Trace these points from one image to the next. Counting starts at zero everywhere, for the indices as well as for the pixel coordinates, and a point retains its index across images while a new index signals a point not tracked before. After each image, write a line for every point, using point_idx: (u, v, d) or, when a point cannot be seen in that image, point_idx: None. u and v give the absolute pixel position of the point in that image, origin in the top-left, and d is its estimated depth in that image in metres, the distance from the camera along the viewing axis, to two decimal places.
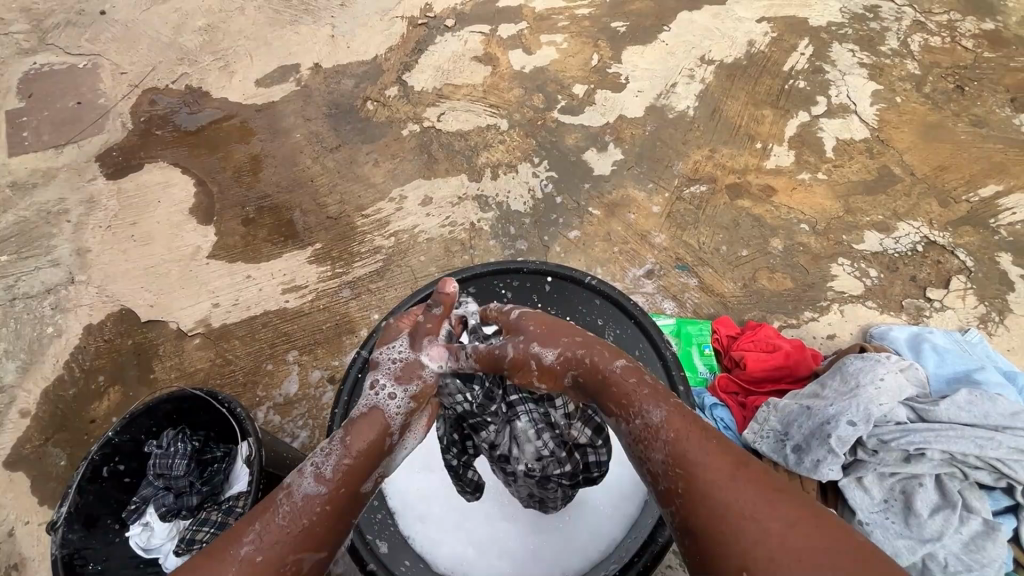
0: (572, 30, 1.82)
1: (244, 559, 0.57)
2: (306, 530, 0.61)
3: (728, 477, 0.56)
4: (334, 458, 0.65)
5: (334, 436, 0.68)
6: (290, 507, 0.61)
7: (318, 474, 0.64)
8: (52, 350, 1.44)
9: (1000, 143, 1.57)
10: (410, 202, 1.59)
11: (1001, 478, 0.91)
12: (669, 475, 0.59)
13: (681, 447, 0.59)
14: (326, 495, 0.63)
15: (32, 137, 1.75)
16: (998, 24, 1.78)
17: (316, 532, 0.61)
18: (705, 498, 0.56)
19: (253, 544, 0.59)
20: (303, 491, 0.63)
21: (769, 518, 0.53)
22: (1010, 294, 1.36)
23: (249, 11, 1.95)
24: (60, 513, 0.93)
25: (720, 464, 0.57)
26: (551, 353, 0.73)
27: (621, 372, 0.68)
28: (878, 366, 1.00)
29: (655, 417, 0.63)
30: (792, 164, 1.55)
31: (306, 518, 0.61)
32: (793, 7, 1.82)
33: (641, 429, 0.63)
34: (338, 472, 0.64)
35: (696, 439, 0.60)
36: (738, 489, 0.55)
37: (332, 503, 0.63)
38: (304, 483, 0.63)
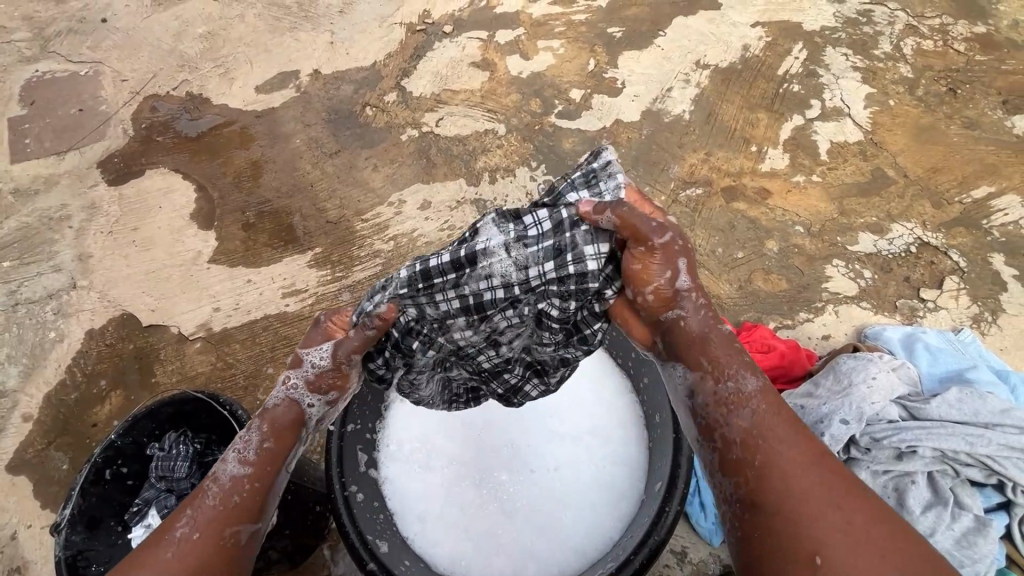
0: (568, 36, 1.84)
1: (181, 539, 0.67)
2: (236, 505, 0.71)
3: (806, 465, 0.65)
4: (254, 443, 0.75)
5: (251, 424, 0.77)
6: (217, 490, 0.71)
7: (241, 458, 0.74)
8: (54, 354, 1.45)
9: (992, 145, 1.58)
10: (409, 206, 1.60)
11: (992, 474, 0.92)
12: (743, 444, 0.68)
13: (760, 433, 0.68)
14: (248, 474, 0.73)
15: (34, 144, 1.77)
16: (990, 27, 1.80)
17: (246, 509, 0.71)
18: (773, 474, 0.65)
19: (187, 527, 0.68)
20: (227, 474, 0.72)
21: (832, 503, 0.62)
22: (1003, 294, 1.37)
23: (249, 18, 1.97)
24: (63, 515, 0.95)
25: (799, 454, 0.66)
26: (686, 280, 0.78)
27: (723, 337, 0.76)
28: (870, 365, 1.01)
29: (747, 387, 0.71)
30: (787, 167, 1.57)
31: (236, 493, 0.71)
32: (787, 11, 1.85)
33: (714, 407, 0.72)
34: (260, 454, 0.74)
35: (781, 433, 0.67)
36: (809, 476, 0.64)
37: (258, 481, 0.73)
38: (227, 467, 0.73)
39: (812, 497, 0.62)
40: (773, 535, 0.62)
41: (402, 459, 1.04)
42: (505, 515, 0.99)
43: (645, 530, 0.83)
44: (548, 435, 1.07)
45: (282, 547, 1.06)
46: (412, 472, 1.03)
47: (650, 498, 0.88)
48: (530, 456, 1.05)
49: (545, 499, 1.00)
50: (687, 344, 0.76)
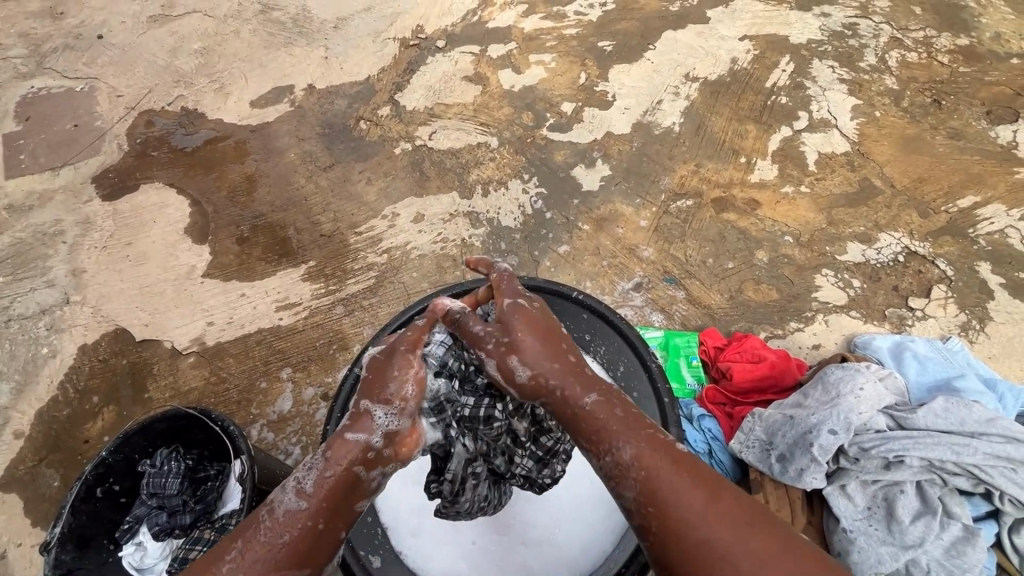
0: (559, 50, 1.87)
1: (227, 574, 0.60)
2: (283, 546, 0.62)
3: (682, 478, 0.60)
4: (315, 474, 0.65)
5: (318, 450, 0.67)
6: (269, 524, 0.63)
7: (299, 489, 0.64)
8: (47, 370, 1.44)
9: (976, 155, 1.61)
10: (402, 219, 1.62)
11: (979, 484, 0.93)
12: (641, 506, 0.60)
13: (649, 467, 0.61)
14: (308, 510, 0.63)
15: (29, 160, 1.77)
16: (973, 39, 1.84)
17: (302, 547, 0.63)
18: (671, 504, 0.58)
19: (235, 561, 0.61)
20: (284, 507, 0.64)
21: (713, 514, 0.57)
22: (990, 302, 1.39)
23: (244, 34, 1.99)
24: (53, 533, 0.94)
25: (692, 484, 0.59)
26: (525, 370, 0.70)
27: (591, 409, 0.66)
28: (857, 376, 1.02)
29: (620, 447, 0.63)
30: (776, 178, 1.59)
31: (286, 532, 0.62)
32: (774, 25, 1.88)
33: (610, 468, 0.63)
34: (318, 486, 0.64)
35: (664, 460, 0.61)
36: (691, 499, 0.58)
37: (317, 519, 0.64)
38: (285, 499, 0.64)
39: (701, 521, 0.57)
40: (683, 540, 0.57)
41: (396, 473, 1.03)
42: (500, 528, 0.99)
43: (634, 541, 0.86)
44: None
45: None
46: (404, 485, 1.02)
47: None
48: None
49: (539, 511, 1.00)
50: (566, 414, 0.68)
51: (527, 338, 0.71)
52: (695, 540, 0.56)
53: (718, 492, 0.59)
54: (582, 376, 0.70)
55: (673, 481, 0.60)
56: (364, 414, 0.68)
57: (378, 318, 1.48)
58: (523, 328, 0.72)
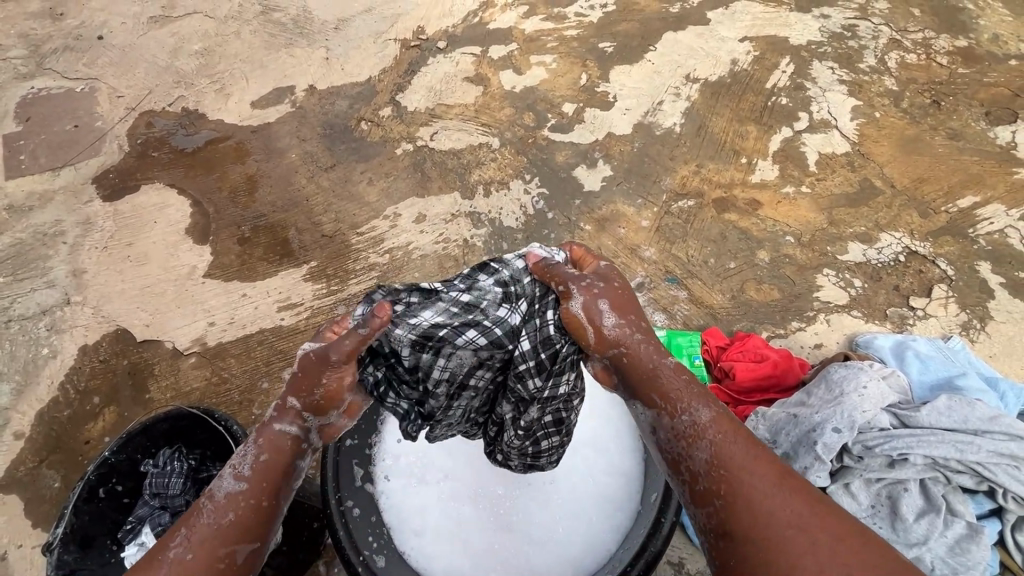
0: (560, 51, 1.87)
1: (173, 560, 0.63)
2: (230, 524, 0.65)
3: (755, 457, 0.63)
4: (251, 458, 0.69)
5: (250, 439, 0.71)
6: (211, 508, 0.66)
7: (237, 473, 0.68)
8: (47, 371, 1.44)
9: (976, 155, 1.62)
10: (404, 220, 1.62)
11: (983, 481, 0.93)
12: (710, 476, 0.63)
13: (722, 445, 0.64)
14: (248, 490, 0.68)
15: (29, 160, 1.77)
16: (971, 41, 1.85)
17: (245, 525, 0.66)
18: (740, 480, 0.62)
19: (181, 547, 0.64)
20: (224, 490, 0.67)
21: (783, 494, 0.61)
22: (991, 302, 1.39)
23: (245, 35, 2.00)
24: (55, 534, 0.93)
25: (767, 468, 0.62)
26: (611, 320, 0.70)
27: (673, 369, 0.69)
28: (860, 374, 1.02)
29: (703, 417, 0.66)
30: (777, 178, 1.59)
31: (229, 512, 0.66)
32: (774, 26, 1.89)
33: (681, 429, 0.66)
34: (256, 468, 0.69)
35: (735, 437, 0.65)
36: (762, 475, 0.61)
37: (258, 496, 0.68)
38: (223, 483, 0.68)
39: (772, 497, 0.60)
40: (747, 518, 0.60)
41: (399, 473, 1.02)
42: (505, 528, 1.00)
43: (639, 538, 0.85)
44: None
45: (278, 563, 1.04)
46: (407, 486, 1.02)
47: (646, 508, 0.90)
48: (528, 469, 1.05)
49: (541, 511, 1.01)
50: (643, 371, 0.69)
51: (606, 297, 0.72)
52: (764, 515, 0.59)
53: (786, 478, 0.62)
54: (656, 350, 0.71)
55: (745, 458, 0.63)
56: (296, 411, 0.72)
57: None
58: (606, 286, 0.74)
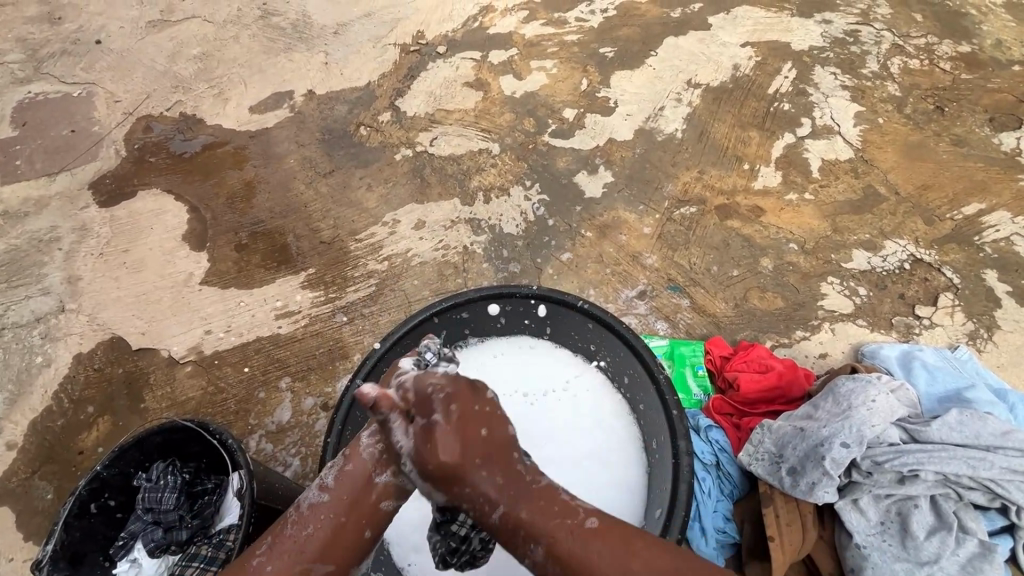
0: (561, 56, 1.86)
1: (257, 566, 0.70)
2: (309, 537, 0.72)
3: (592, 543, 0.67)
4: (335, 470, 0.76)
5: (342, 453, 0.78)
6: (297, 518, 0.73)
7: (322, 485, 0.75)
8: (41, 380, 1.42)
9: (980, 162, 1.60)
10: (404, 226, 1.60)
11: (995, 498, 0.92)
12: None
13: (557, 543, 0.67)
14: (328, 503, 0.74)
15: (24, 165, 1.75)
16: (974, 47, 1.84)
17: (324, 538, 0.72)
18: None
19: (264, 556, 0.71)
20: (309, 501, 0.74)
21: (631, 561, 0.66)
22: (998, 311, 1.38)
23: (244, 39, 1.98)
24: (45, 551, 0.91)
25: (585, 539, 0.67)
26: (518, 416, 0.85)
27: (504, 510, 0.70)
28: (869, 387, 1.00)
29: (536, 550, 0.68)
30: (780, 185, 1.58)
31: (309, 525, 0.72)
32: (776, 31, 1.88)
33: (531, 559, 0.69)
34: (337, 481, 0.75)
35: (570, 533, 0.68)
36: (597, 555, 0.66)
37: (338, 512, 0.73)
38: (309, 494, 0.75)
39: (623, 570, 0.65)
40: None
41: None
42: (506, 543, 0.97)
43: None
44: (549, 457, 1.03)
45: None
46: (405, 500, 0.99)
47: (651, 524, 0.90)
48: None
49: None
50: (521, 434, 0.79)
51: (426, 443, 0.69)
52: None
53: (633, 541, 0.67)
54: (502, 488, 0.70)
55: (589, 554, 0.66)
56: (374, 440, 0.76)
57: (379, 327, 1.46)
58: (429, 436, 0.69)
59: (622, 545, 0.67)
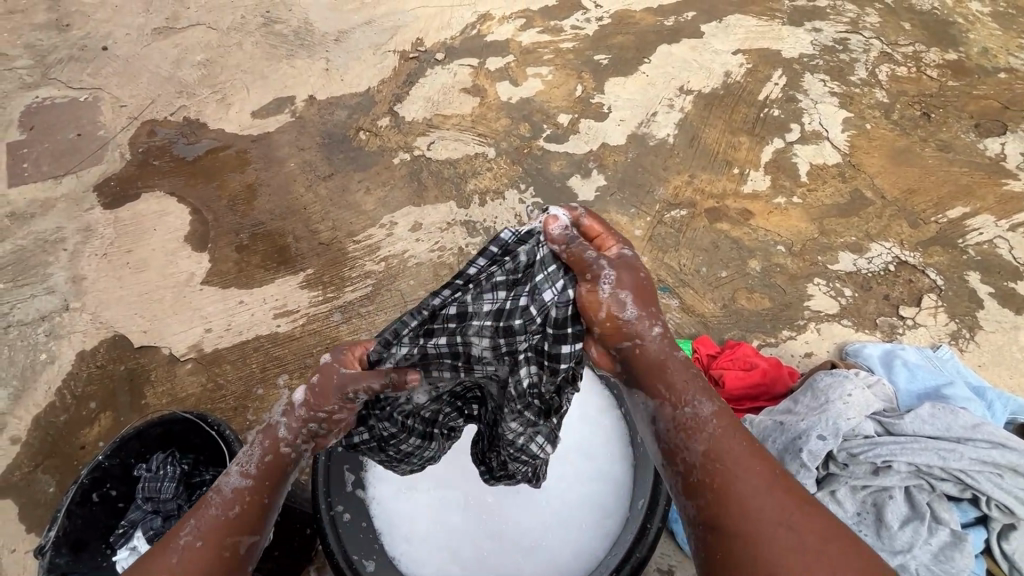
0: (556, 63, 1.90)
1: (183, 548, 0.64)
2: (237, 518, 0.66)
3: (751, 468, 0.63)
4: (256, 455, 0.69)
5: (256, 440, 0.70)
6: (220, 501, 0.66)
7: (243, 470, 0.68)
8: (45, 376, 1.45)
9: (966, 167, 1.64)
10: (400, 228, 1.64)
11: (966, 489, 0.94)
12: (705, 468, 0.63)
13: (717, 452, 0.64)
14: (252, 485, 0.67)
15: (32, 168, 1.80)
16: (961, 54, 1.88)
17: (249, 519, 0.67)
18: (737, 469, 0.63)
19: (191, 534, 0.65)
20: (231, 486, 0.67)
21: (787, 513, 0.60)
22: (980, 311, 1.40)
23: (247, 46, 2.03)
24: (48, 537, 0.94)
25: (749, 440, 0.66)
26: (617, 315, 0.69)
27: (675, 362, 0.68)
28: (846, 382, 1.03)
29: (705, 411, 0.66)
30: (769, 189, 1.61)
31: (235, 506, 0.66)
32: (767, 39, 1.92)
33: (685, 413, 0.66)
34: (261, 466, 0.69)
35: (740, 447, 0.64)
36: (756, 478, 0.62)
37: (261, 492, 0.68)
38: (229, 480, 0.68)
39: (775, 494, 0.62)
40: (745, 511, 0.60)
41: (389, 478, 1.03)
42: (493, 535, 1.00)
43: (625, 545, 0.86)
44: None
45: (268, 569, 1.04)
46: (397, 493, 1.02)
47: (633, 513, 0.91)
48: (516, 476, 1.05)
49: (529, 515, 1.02)
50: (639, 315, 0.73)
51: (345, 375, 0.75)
52: (756, 509, 0.60)
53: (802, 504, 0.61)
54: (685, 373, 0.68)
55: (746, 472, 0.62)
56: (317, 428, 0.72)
57: (375, 325, 1.49)
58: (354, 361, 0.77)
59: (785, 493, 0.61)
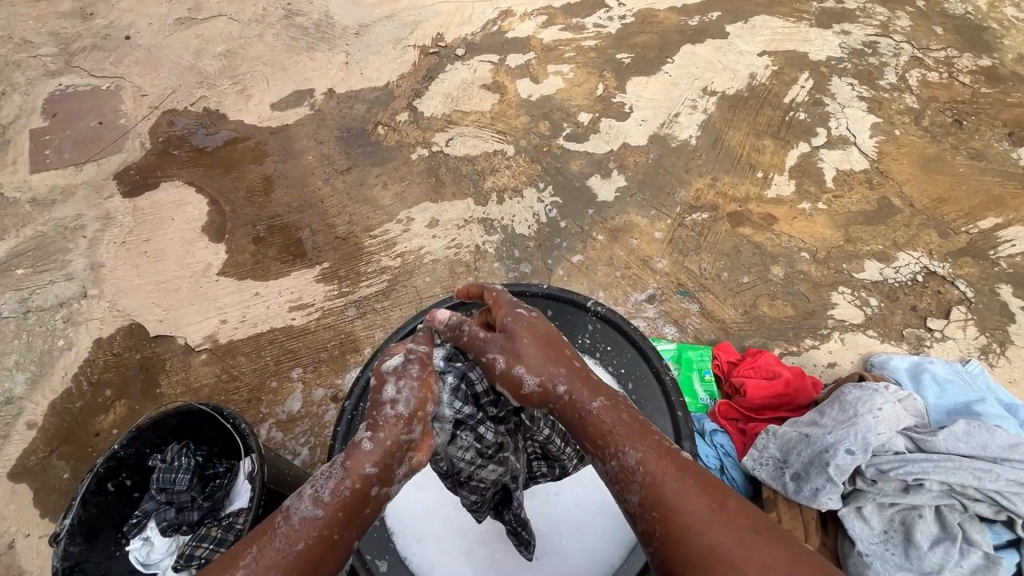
0: (578, 61, 1.88)
1: None
2: (299, 555, 0.61)
3: (689, 490, 0.61)
4: (333, 482, 0.65)
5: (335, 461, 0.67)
6: (286, 531, 0.62)
7: (315, 497, 0.64)
8: (62, 363, 1.46)
9: (997, 176, 1.59)
10: (417, 224, 1.62)
11: (1000, 511, 0.92)
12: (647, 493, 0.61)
13: (651, 459, 0.63)
14: (324, 520, 0.63)
15: (53, 155, 1.81)
16: (995, 60, 1.83)
17: (314, 556, 0.62)
18: (670, 502, 0.60)
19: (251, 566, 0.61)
20: (301, 514, 0.63)
21: (717, 512, 0.59)
22: (1012, 326, 1.36)
23: (268, 38, 2.03)
24: (62, 525, 0.94)
25: (679, 469, 0.62)
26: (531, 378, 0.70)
27: (598, 411, 0.67)
28: (876, 396, 1.01)
29: (592, 408, 0.67)
30: (793, 194, 1.58)
31: (302, 540, 0.62)
32: (793, 41, 1.88)
33: (619, 461, 0.63)
34: (335, 494, 0.64)
35: (664, 455, 0.63)
36: (686, 491, 0.60)
37: (330, 528, 0.63)
38: (301, 507, 0.63)
39: (708, 524, 0.58)
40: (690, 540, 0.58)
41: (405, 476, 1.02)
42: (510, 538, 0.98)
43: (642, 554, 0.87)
44: None
45: None
46: (408, 490, 1.01)
47: None
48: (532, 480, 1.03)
49: (544, 520, 1.00)
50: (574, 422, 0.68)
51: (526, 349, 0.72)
52: (693, 532, 0.58)
53: (716, 486, 0.62)
54: (594, 383, 0.70)
55: (680, 489, 0.61)
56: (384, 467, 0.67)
57: (390, 322, 1.49)
58: (525, 336, 0.73)
59: (706, 490, 0.61)
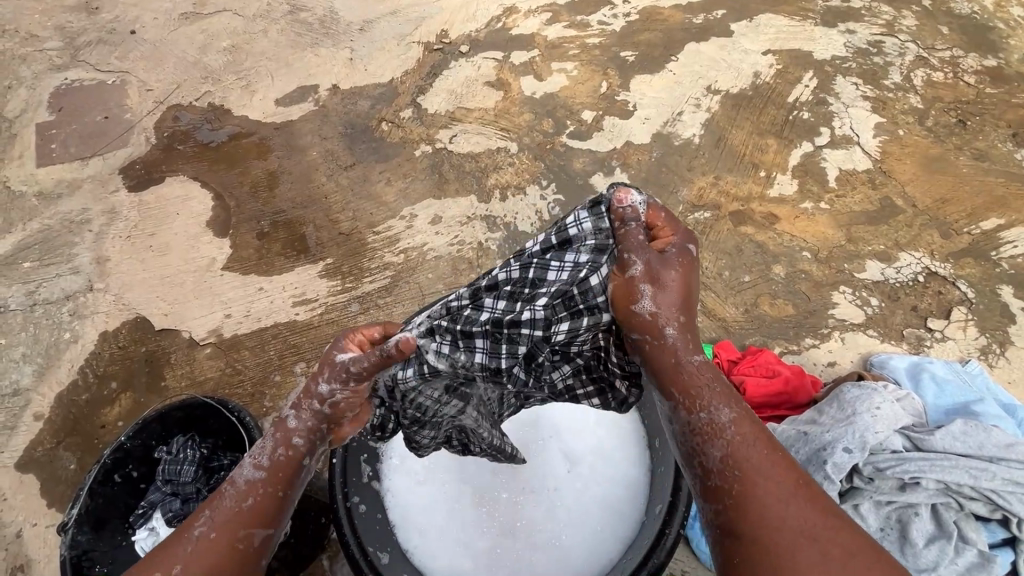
0: (581, 58, 1.88)
1: (198, 538, 0.67)
2: (248, 509, 0.70)
3: (773, 464, 0.65)
4: (269, 449, 0.73)
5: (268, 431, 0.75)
6: (233, 492, 0.71)
7: (255, 463, 0.72)
8: (68, 355, 1.48)
9: (1000, 177, 1.59)
10: (420, 220, 1.63)
11: (996, 510, 0.93)
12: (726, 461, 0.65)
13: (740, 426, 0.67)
14: (265, 479, 0.72)
15: (59, 149, 1.82)
16: (1000, 60, 1.82)
17: (262, 510, 0.70)
18: (753, 471, 0.64)
19: (206, 526, 0.68)
20: (244, 478, 0.72)
21: (798, 495, 0.62)
22: (1011, 327, 1.37)
23: (272, 34, 2.03)
24: (70, 514, 0.96)
25: (765, 443, 0.66)
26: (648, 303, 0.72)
27: (698, 366, 0.71)
28: (874, 395, 1.02)
29: (693, 361, 0.71)
30: (796, 194, 1.58)
31: (250, 497, 0.70)
32: (797, 40, 1.88)
33: (710, 418, 0.68)
34: (272, 459, 0.73)
35: (752, 429, 0.67)
36: (768, 465, 0.64)
37: (274, 486, 0.72)
38: (243, 471, 0.72)
39: (786, 504, 0.61)
40: (764, 510, 0.61)
41: (405, 471, 1.04)
42: (509, 533, 1.00)
43: (641, 550, 0.85)
44: (550, 452, 1.06)
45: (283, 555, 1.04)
46: (409, 486, 1.03)
47: (650, 520, 0.90)
48: (532, 475, 1.04)
49: (544, 514, 1.01)
50: (663, 363, 0.72)
51: (674, 277, 0.73)
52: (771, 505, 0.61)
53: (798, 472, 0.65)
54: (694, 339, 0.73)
55: (764, 463, 0.64)
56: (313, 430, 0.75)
57: (393, 318, 1.50)
58: (677, 271, 0.74)
59: (792, 469, 0.65)
